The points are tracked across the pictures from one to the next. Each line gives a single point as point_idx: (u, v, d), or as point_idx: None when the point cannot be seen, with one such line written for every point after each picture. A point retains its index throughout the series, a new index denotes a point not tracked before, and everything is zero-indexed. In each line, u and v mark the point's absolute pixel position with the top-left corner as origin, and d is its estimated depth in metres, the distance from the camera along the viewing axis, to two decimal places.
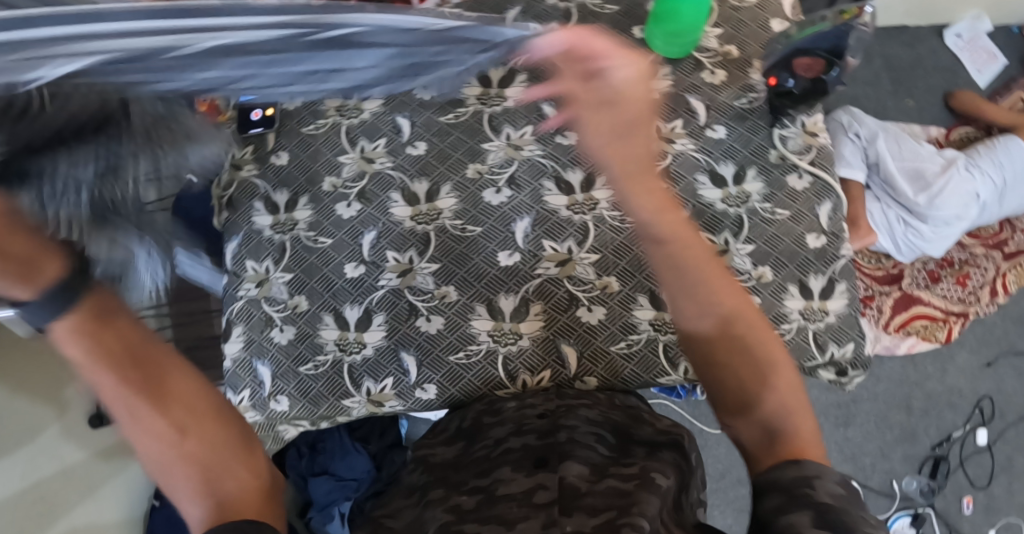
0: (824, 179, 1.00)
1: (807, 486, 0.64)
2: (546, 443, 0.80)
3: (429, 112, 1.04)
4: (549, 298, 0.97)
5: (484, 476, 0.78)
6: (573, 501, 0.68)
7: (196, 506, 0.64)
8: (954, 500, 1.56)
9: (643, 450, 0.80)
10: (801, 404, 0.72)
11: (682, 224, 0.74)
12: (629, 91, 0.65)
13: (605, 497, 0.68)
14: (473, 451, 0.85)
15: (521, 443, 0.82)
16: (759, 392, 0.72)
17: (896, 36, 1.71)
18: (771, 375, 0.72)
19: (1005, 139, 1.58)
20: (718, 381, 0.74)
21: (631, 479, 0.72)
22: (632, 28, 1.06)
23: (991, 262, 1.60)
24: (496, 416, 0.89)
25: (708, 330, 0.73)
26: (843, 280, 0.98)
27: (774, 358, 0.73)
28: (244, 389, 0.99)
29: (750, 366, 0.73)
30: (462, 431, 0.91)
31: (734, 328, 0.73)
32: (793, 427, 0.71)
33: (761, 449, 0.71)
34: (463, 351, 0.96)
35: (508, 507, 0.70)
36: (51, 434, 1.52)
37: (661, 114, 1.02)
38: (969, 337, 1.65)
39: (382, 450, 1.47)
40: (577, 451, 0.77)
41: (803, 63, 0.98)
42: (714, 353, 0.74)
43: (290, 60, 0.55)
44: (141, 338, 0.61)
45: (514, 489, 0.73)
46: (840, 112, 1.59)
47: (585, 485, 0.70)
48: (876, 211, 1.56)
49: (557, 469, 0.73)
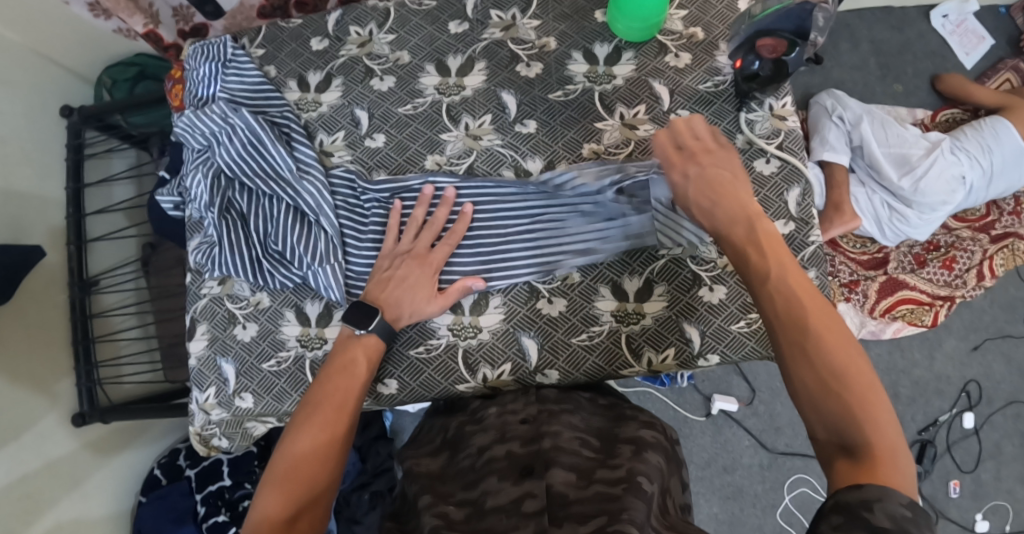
0: (792, 164, 0.97)
1: (865, 511, 0.62)
2: (530, 451, 0.78)
3: (387, 103, 1.02)
4: (509, 291, 0.95)
5: (472, 489, 0.77)
6: (562, 508, 0.70)
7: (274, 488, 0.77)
8: (941, 484, 1.55)
9: (629, 449, 0.80)
10: (886, 411, 0.70)
11: (781, 257, 0.79)
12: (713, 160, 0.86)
13: (594, 503, 0.70)
14: (458, 461, 0.83)
15: (505, 450, 0.80)
16: (836, 403, 0.71)
17: (881, 18, 1.68)
18: (855, 381, 0.71)
19: (993, 120, 1.53)
20: (808, 384, 0.72)
21: (619, 483, 0.73)
22: (594, 13, 1.03)
23: (978, 246, 1.57)
24: (479, 424, 0.86)
25: (800, 337, 0.74)
26: (812, 268, 0.96)
27: (851, 361, 0.72)
28: (210, 386, 1.00)
29: (818, 373, 0.72)
30: (446, 440, 0.89)
31: (802, 324, 0.74)
32: (869, 435, 0.69)
33: (837, 461, 0.69)
34: (423, 345, 0.95)
35: (498, 519, 0.71)
36: (47, 425, 1.26)
37: (623, 101, 0.99)
38: (956, 322, 1.62)
39: (367, 442, 1.48)
40: (561, 456, 0.77)
41: (767, 44, 0.93)
42: (806, 357, 0.73)
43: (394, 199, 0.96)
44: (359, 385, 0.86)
45: (502, 499, 0.73)
46: (824, 96, 1.56)
47: (574, 492, 0.72)
48: (859, 196, 1.53)
49: (543, 476, 0.74)
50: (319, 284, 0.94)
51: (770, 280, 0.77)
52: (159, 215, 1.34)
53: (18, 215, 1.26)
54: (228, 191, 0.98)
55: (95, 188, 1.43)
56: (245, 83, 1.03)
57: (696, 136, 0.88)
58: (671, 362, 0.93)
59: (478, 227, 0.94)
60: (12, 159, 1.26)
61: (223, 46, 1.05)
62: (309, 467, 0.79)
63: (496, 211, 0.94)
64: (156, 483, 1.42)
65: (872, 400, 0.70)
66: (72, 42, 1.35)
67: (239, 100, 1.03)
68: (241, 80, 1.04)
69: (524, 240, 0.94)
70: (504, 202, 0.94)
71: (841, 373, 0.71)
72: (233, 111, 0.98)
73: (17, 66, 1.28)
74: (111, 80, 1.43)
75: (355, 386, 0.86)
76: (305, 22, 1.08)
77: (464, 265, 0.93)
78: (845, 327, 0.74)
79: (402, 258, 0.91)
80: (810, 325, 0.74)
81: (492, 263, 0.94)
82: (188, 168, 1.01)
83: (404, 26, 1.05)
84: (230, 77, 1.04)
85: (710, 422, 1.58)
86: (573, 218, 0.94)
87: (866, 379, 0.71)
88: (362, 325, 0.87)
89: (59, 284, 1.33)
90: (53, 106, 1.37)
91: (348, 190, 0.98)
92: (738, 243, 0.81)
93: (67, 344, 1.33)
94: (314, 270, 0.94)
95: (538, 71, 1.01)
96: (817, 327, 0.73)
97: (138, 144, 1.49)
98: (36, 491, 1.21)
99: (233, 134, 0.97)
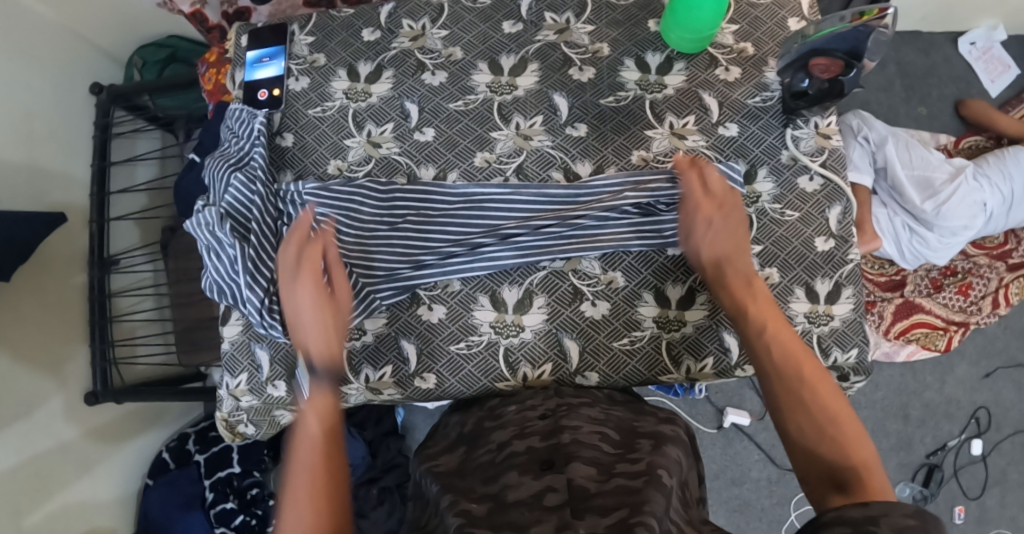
0: (834, 181, 0.99)
1: (869, 525, 0.64)
2: (549, 444, 0.80)
3: (438, 98, 1.02)
4: (552, 291, 0.95)
5: (491, 483, 0.77)
6: (583, 501, 0.70)
7: None
8: (946, 508, 1.58)
9: (649, 443, 0.82)
10: (874, 460, 0.76)
11: (774, 315, 0.85)
12: (720, 202, 0.90)
13: (614, 496, 0.71)
14: (476, 457, 0.84)
15: (525, 445, 0.81)
16: (831, 446, 0.77)
17: (910, 43, 1.70)
18: (845, 427, 0.78)
19: (1016, 150, 1.56)
20: (802, 437, 0.79)
21: (638, 476, 0.74)
22: (647, 22, 1.04)
23: (995, 273, 1.60)
24: (498, 420, 0.88)
25: (797, 390, 0.80)
26: (850, 285, 0.97)
27: (843, 419, 0.78)
28: (242, 373, 1.00)
29: (812, 417, 0.79)
30: (464, 436, 0.90)
31: (798, 375, 0.81)
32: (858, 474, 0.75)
33: (832, 497, 0.75)
34: (464, 341, 0.95)
35: (519, 512, 0.70)
36: (54, 407, 1.22)
37: (673, 110, 1.00)
38: (970, 348, 1.65)
39: (379, 436, 1.44)
40: (582, 451, 0.78)
41: (819, 63, 0.95)
42: (802, 408, 0.79)
43: (437, 197, 0.95)
44: (337, 451, 0.82)
45: (523, 494, 0.73)
46: (849, 115, 1.57)
47: (594, 486, 0.73)
48: (881, 216, 1.55)
49: (564, 470, 0.75)
50: (383, 299, 0.95)
51: (767, 335, 0.84)
52: (185, 201, 1.27)
53: (42, 190, 1.24)
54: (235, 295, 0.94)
55: (120, 167, 1.41)
56: (248, 188, 0.95)
57: (727, 188, 0.91)
58: (710, 371, 0.94)
59: (496, 238, 0.94)
60: (38, 133, 1.23)
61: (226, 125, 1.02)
62: (315, 509, 0.75)
63: (519, 220, 0.94)
64: (164, 466, 1.40)
65: (859, 442, 0.77)
66: (108, 20, 1.34)
67: (249, 202, 0.94)
68: (245, 185, 0.95)
69: (563, 232, 0.94)
70: (525, 220, 0.94)
71: (832, 418, 0.78)
72: (218, 222, 0.92)
73: (49, 37, 1.26)
74: (143, 60, 1.42)
75: (330, 446, 0.81)
76: (357, 12, 1.08)
77: (500, 257, 0.94)
78: (833, 381, 0.81)
79: (286, 301, 0.88)
80: (804, 375, 0.81)
81: (528, 252, 0.94)
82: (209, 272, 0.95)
83: (457, 22, 1.05)
84: (233, 181, 0.95)
85: (721, 434, 1.59)
86: (624, 208, 0.93)
87: (857, 432, 0.78)
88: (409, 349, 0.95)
89: (78, 264, 1.31)
90: (83, 82, 1.35)
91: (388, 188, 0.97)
92: (738, 298, 0.87)
93: (83, 322, 1.30)
94: (373, 293, 0.95)
95: (590, 76, 1.02)
96: (812, 383, 0.80)
97: (165, 126, 1.47)
98: (46, 470, 1.18)
99: (219, 251, 0.93)
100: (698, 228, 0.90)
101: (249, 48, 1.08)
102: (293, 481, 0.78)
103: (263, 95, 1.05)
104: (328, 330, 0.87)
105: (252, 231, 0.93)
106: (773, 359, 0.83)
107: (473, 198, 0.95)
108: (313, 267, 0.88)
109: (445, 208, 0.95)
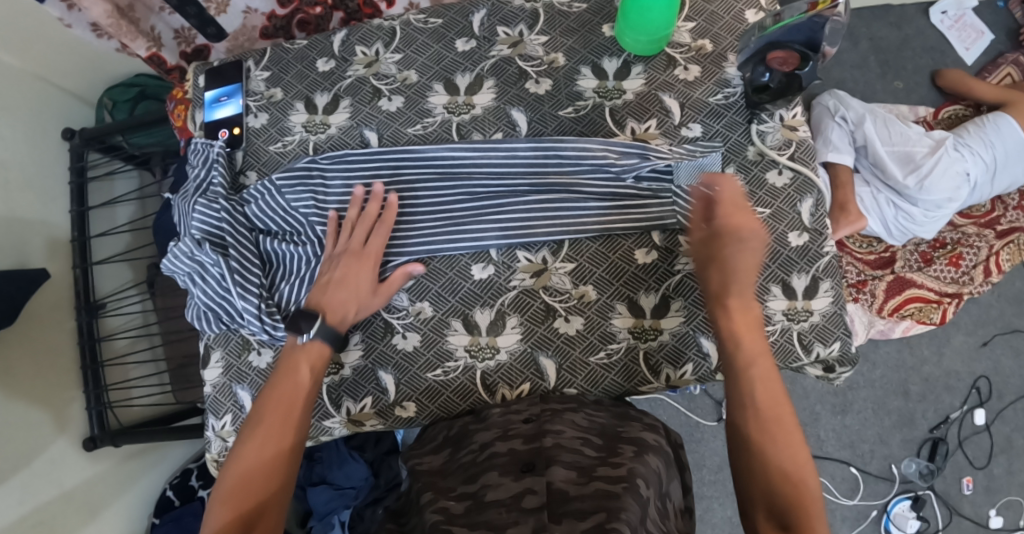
0: (804, 174, 0.97)
1: None
2: (532, 448, 0.79)
3: (396, 123, 1.01)
4: (525, 309, 0.95)
5: (472, 482, 0.77)
6: (561, 505, 0.69)
7: (217, 512, 0.79)
8: (954, 482, 1.57)
9: (632, 449, 0.80)
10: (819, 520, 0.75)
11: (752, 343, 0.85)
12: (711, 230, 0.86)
13: (593, 500, 0.70)
14: (460, 457, 0.84)
15: (508, 447, 0.81)
16: (783, 486, 0.77)
17: (881, 17, 1.68)
18: (800, 472, 0.78)
19: (995, 117, 1.54)
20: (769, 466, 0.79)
21: (619, 481, 0.72)
22: (601, 27, 1.03)
23: (984, 242, 1.57)
24: (483, 422, 0.88)
25: (775, 415, 0.81)
26: (828, 278, 0.95)
27: (803, 467, 0.79)
28: (226, 414, 0.99)
29: (784, 457, 0.79)
30: (450, 438, 0.90)
31: (773, 414, 0.81)
32: (807, 523, 0.74)
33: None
34: (440, 368, 0.95)
35: (497, 512, 0.70)
36: (51, 454, 1.21)
37: (634, 116, 0.99)
38: (965, 318, 1.63)
39: (379, 456, 1.40)
40: (563, 455, 0.76)
41: (777, 56, 0.93)
42: (773, 434, 0.80)
43: (412, 170, 0.97)
44: (304, 406, 0.87)
45: (502, 494, 0.73)
46: (825, 96, 1.54)
47: (574, 490, 0.71)
48: (865, 195, 1.52)
49: (544, 473, 0.73)
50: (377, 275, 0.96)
51: (755, 374, 0.83)
52: (165, 239, 1.25)
53: (20, 240, 1.22)
54: (225, 313, 0.97)
55: (98, 210, 1.41)
56: (211, 210, 0.96)
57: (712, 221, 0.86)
58: (689, 377, 0.93)
59: (481, 202, 0.96)
60: (14, 184, 1.22)
61: (197, 154, 1.03)
62: (262, 490, 0.81)
63: (498, 183, 0.95)
64: (168, 504, 1.37)
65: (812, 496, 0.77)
66: (71, 64, 1.33)
67: (217, 223, 0.96)
68: (208, 207, 0.96)
69: (550, 219, 0.94)
70: (500, 177, 0.95)
71: (795, 467, 0.78)
72: (197, 247, 0.96)
73: (17, 87, 1.25)
74: (113, 101, 1.41)
75: (299, 395, 0.87)
76: (309, 43, 1.07)
77: (485, 238, 0.95)
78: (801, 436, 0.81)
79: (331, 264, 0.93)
80: (779, 418, 0.81)
81: (509, 229, 0.94)
82: (195, 291, 0.97)
83: (410, 44, 1.04)
84: (196, 205, 0.96)
85: (721, 426, 1.57)
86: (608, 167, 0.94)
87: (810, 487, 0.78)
88: (387, 366, 0.96)
89: (66, 309, 1.30)
90: (54, 128, 1.34)
91: (357, 158, 0.97)
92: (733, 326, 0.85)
93: (75, 369, 1.30)
94: None
95: (547, 87, 1.01)
96: (776, 422, 0.81)
97: (141, 165, 1.46)
98: (51, 517, 1.18)
99: (205, 273, 0.96)
100: (707, 239, 0.87)
101: (206, 88, 1.08)
102: (253, 446, 0.83)
103: (224, 134, 1.04)
104: (353, 301, 0.91)
105: (229, 245, 0.96)
106: (749, 390, 0.83)
107: (444, 164, 0.96)
108: (373, 254, 0.92)
109: (420, 179, 0.97)
